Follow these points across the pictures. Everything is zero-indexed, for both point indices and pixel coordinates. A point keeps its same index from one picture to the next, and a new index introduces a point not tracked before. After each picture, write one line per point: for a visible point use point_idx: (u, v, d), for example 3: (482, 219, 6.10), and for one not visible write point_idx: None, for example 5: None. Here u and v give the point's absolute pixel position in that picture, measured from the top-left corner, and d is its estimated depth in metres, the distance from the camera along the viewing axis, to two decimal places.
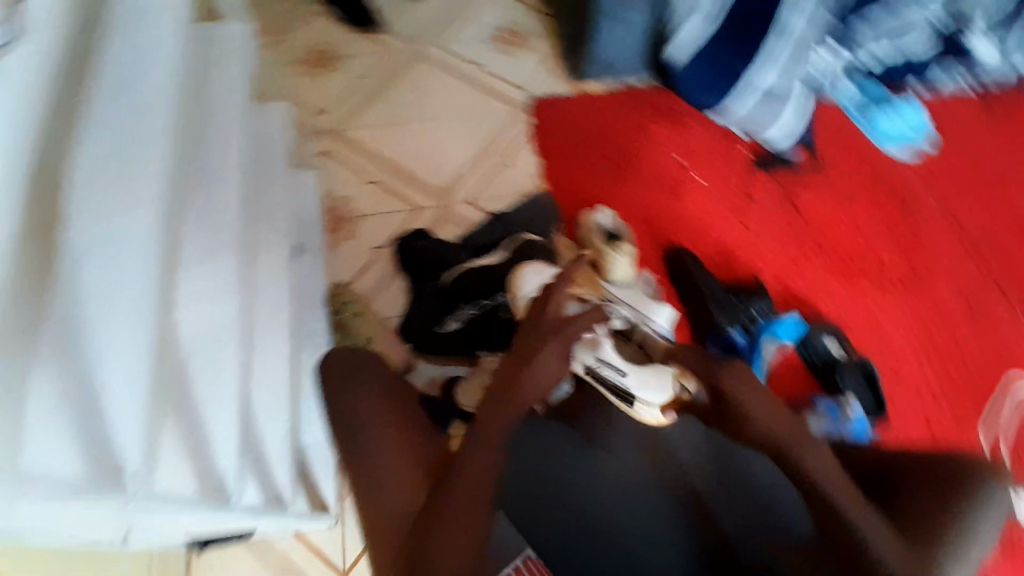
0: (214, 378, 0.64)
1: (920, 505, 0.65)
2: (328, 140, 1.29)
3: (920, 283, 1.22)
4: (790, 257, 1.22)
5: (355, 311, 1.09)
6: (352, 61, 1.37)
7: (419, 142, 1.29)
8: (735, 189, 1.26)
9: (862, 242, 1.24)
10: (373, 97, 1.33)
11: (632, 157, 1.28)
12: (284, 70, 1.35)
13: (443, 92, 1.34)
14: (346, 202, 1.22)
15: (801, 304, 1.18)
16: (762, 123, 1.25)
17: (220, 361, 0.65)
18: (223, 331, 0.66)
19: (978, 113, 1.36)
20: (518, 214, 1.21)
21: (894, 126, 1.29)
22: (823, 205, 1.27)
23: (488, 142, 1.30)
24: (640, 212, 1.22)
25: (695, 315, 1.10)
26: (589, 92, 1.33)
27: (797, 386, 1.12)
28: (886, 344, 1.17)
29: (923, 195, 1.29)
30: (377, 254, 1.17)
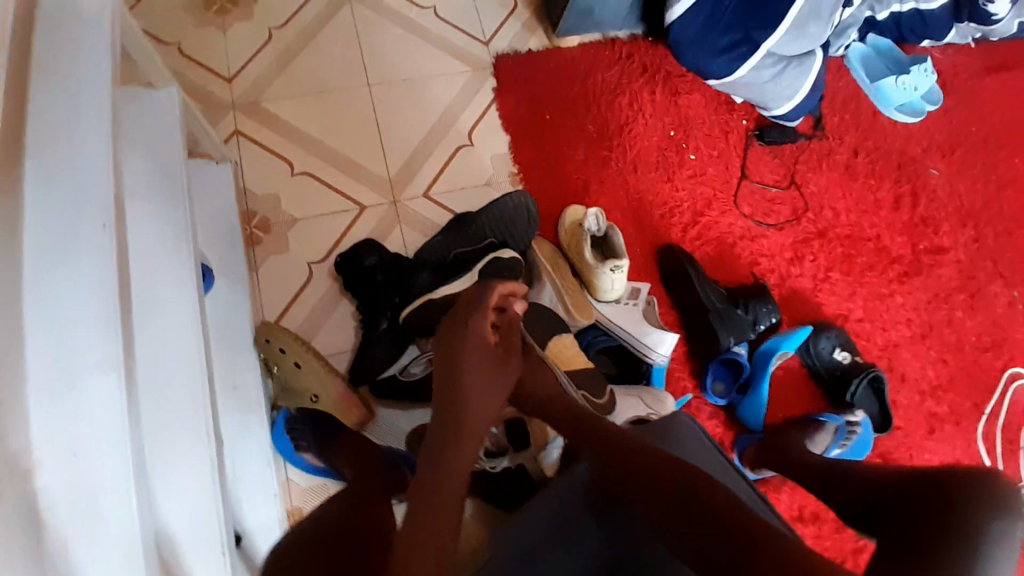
0: (98, 534, 0.44)
1: (966, 505, 0.55)
2: (239, 116, 1.00)
3: (920, 270, 1.10)
4: (796, 248, 1.07)
5: (291, 360, 0.81)
6: (264, 6, 1.06)
7: (357, 115, 1.02)
8: (731, 167, 1.09)
9: (865, 225, 1.11)
10: (293, 56, 1.04)
11: (618, 129, 1.08)
12: (176, 19, 1.03)
13: (384, 51, 1.07)
14: (270, 203, 0.96)
15: (804, 303, 1.04)
16: (769, 95, 1.05)
17: (109, 514, 0.44)
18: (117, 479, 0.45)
19: (970, 80, 1.21)
20: (483, 217, 0.90)
21: (900, 87, 1.14)
22: (825, 183, 1.12)
23: (439, 117, 1.04)
24: (624, 204, 1.04)
25: (694, 332, 0.96)
26: (561, 50, 1.10)
27: (799, 399, 0.98)
28: (891, 339, 1.06)
29: (917, 169, 1.15)
30: (315, 271, 0.93)
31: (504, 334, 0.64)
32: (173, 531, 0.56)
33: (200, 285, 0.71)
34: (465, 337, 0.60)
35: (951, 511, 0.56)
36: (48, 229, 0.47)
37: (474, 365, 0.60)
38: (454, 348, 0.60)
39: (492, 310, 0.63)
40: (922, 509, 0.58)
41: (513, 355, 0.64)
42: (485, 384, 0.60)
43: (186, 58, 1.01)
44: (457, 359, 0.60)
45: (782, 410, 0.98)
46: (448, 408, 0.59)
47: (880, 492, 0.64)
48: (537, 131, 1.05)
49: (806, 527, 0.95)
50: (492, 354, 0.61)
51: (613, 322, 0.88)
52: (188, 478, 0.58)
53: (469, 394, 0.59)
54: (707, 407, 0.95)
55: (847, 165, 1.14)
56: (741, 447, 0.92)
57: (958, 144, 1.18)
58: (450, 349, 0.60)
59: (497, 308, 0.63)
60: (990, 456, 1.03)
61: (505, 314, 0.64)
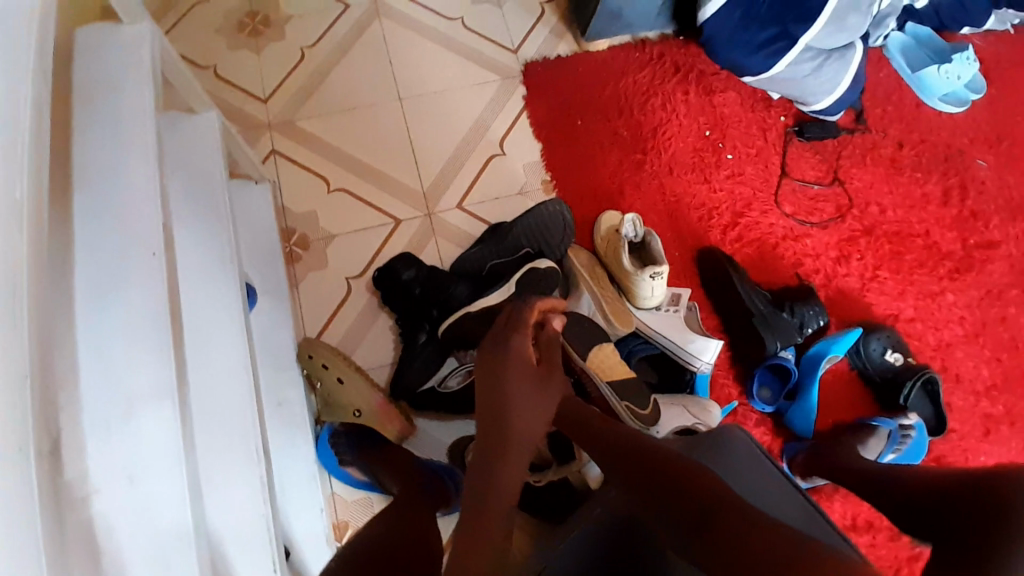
0: (159, 560, 0.44)
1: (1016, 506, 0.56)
2: (276, 134, 1.02)
3: (972, 265, 1.05)
4: (842, 247, 1.03)
5: (334, 375, 0.83)
6: (296, 25, 1.08)
7: (391, 129, 1.03)
8: (771, 165, 1.06)
9: (913, 220, 1.07)
10: (326, 73, 1.06)
11: (651, 131, 1.06)
12: (212, 43, 1.06)
13: (414, 64, 1.07)
14: (309, 219, 0.97)
15: (852, 303, 1.00)
16: (808, 89, 1.02)
17: (168, 539, 0.45)
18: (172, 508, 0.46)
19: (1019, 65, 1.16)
20: (518, 228, 0.90)
21: (942, 77, 1.10)
22: (869, 178, 1.08)
23: (471, 127, 1.04)
24: (661, 207, 1.02)
25: (736, 336, 0.94)
26: (591, 53, 1.09)
27: (850, 403, 0.95)
28: (944, 339, 1.01)
29: (965, 160, 1.10)
30: (354, 285, 0.94)
31: (544, 351, 0.63)
32: (225, 548, 0.57)
33: (245, 306, 0.72)
34: (507, 356, 0.60)
35: (1002, 514, 0.56)
36: (100, 255, 0.49)
37: (517, 383, 0.59)
38: (495, 367, 0.59)
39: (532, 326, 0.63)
40: (972, 513, 0.58)
41: (554, 372, 0.63)
42: (528, 403, 0.59)
43: (223, 81, 1.04)
44: (500, 378, 0.59)
45: (832, 416, 0.94)
46: (491, 424, 0.58)
47: (934, 500, 0.63)
48: (569, 137, 1.05)
49: (859, 535, 0.92)
50: (535, 372, 0.60)
51: (655, 330, 0.86)
52: (239, 496, 0.59)
53: (513, 412, 0.58)
54: (754, 414, 0.92)
55: (892, 159, 1.10)
56: (790, 454, 0.89)
57: (1008, 133, 1.12)
58: (493, 368, 0.59)
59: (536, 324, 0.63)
60: None
61: (544, 331, 0.63)
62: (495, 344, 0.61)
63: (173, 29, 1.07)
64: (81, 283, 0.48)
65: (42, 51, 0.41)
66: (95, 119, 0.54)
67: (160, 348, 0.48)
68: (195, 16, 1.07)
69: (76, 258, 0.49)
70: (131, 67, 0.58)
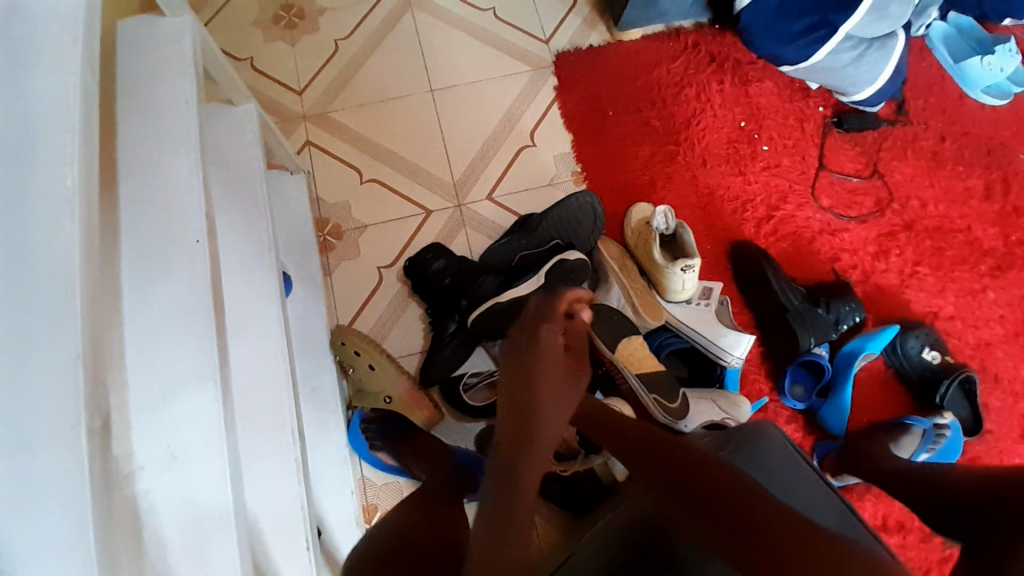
0: (201, 539, 0.46)
1: None
2: (310, 126, 1.03)
3: (1017, 263, 1.01)
4: (880, 242, 1.00)
5: (365, 363, 0.84)
6: (331, 17, 1.09)
7: (422, 120, 1.04)
8: (808, 157, 1.04)
9: (956, 215, 1.03)
10: (359, 64, 1.07)
11: (685, 123, 1.05)
12: (249, 34, 1.08)
13: (445, 54, 1.08)
14: (341, 209, 0.99)
15: (890, 299, 0.98)
16: (849, 78, 0.99)
17: (207, 519, 0.46)
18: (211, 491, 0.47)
19: None
20: (547, 219, 0.90)
21: (986, 68, 1.05)
22: (910, 171, 1.05)
23: (502, 118, 1.05)
24: (694, 200, 1.01)
25: (767, 332, 0.92)
26: (624, 43, 1.08)
27: (886, 401, 0.93)
28: (984, 338, 0.98)
29: (1012, 153, 1.06)
30: (384, 275, 0.96)
31: (575, 343, 0.63)
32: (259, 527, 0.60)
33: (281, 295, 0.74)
34: (539, 352, 0.60)
35: None
36: (146, 241, 0.51)
37: (547, 377, 0.59)
38: (524, 357, 0.60)
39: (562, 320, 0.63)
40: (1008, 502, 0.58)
41: (584, 368, 0.63)
42: (558, 398, 0.59)
43: (259, 73, 1.06)
44: (530, 373, 0.59)
45: (865, 414, 0.92)
46: (519, 417, 0.58)
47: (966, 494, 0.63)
48: (602, 129, 1.04)
49: (889, 536, 0.90)
50: (567, 364, 0.61)
51: (685, 324, 0.86)
52: (274, 476, 0.61)
53: (543, 407, 0.58)
54: (784, 411, 0.90)
55: (934, 151, 1.06)
56: (821, 453, 0.88)
57: None
58: (522, 358, 0.60)
59: (565, 315, 0.63)
60: None
61: (573, 322, 0.63)
62: (525, 336, 0.61)
63: (212, 21, 1.09)
64: (129, 269, 0.50)
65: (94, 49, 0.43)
66: (143, 109, 0.57)
67: (201, 332, 0.49)
68: (232, 8, 1.09)
69: (124, 245, 0.51)
70: (175, 58, 0.60)
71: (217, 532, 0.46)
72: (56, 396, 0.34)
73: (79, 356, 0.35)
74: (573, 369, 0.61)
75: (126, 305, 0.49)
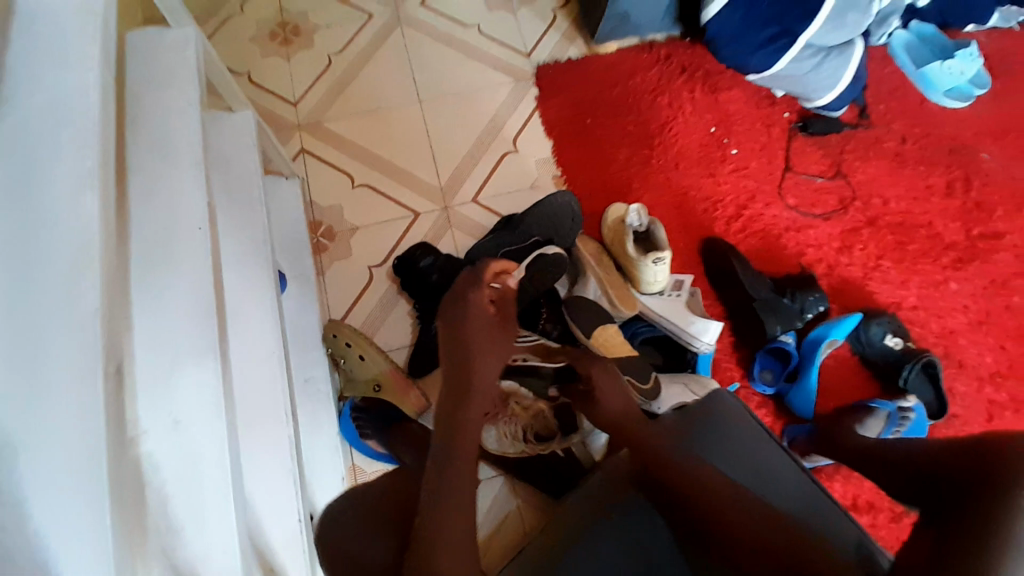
0: (197, 495, 0.50)
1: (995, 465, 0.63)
2: (305, 134, 1.09)
3: (977, 255, 1.07)
4: (845, 237, 1.06)
5: (356, 352, 0.89)
6: (324, 34, 1.16)
7: (410, 129, 1.10)
8: (775, 159, 1.10)
9: (917, 212, 1.09)
10: (351, 77, 1.13)
11: (658, 128, 1.11)
12: (247, 50, 1.15)
13: (432, 67, 1.14)
14: (334, 211, 1.05)
15: (856, 291, 1.03)
16: (811, 84, 1.06)
17: (207, 476, 0.50)
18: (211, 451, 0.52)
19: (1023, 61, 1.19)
20: (528, 218, 0.95)
21: (946, 72, 1.13)
22: (873, 171, 1.11)
23: (486, 126, 1.11)
24: (668, 200, 1.07)
25: (738, 322, 0.98)
26: (600, 55, 1.15)
27: (853, 387, 0.98)
28: (947, 327, 1.04)
29: (970, 152, 1.13)
30: (375, 274, 1.01)
31: (501, 303, 0.75)
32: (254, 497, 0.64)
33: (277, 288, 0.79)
34: (468, 311, 0.73)
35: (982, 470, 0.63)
36: (153, 227, 0.56)
37: (477, 332, 0.72)
38: (457, 324, 0.73)
39: (488, 285, 0.76)
40: (960, 472, 0.65)
41: (511, 321, 0.75)
42: (488, 348, 0.71)
43: (256, 86, 1.12)
44: (461, 329, 0.72)
45: (833, 399, 0.97)
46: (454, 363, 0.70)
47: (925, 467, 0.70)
48: (581, 136, 1.10)
49: (860, 516, 0.94)
50: (492, 320, 0.73)
51: (659, 313, 0.91)
52: (270, 450, 0.66)
53: (475, 359, 0.70)
54: (756, 396, 0.96)
55: (896, 152, 1.12)
56: (791, 436, 0.92)
57: (1012, 127, 1.14)
58: (455, 325, 0.73)
59: (491, 283, 0.76)
60: None
61: (499, 288, 0.76)
62: (457, 299, 0.75)
63: (212, 38, 1.16)
64: (137, 253, 0.55)
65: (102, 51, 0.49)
66: (153, 112, 0.63)
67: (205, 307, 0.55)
68: (231, 26, 1.16)
69: (133, 231, 0.56)
70: (181, 67, 0.66)
71: (214, 489, 0.50)
72: (77, 340, 0.39)
73: (97, 312, 0.39)
74: (502, 326, 0.73)
75: (134, 283, 0.54)
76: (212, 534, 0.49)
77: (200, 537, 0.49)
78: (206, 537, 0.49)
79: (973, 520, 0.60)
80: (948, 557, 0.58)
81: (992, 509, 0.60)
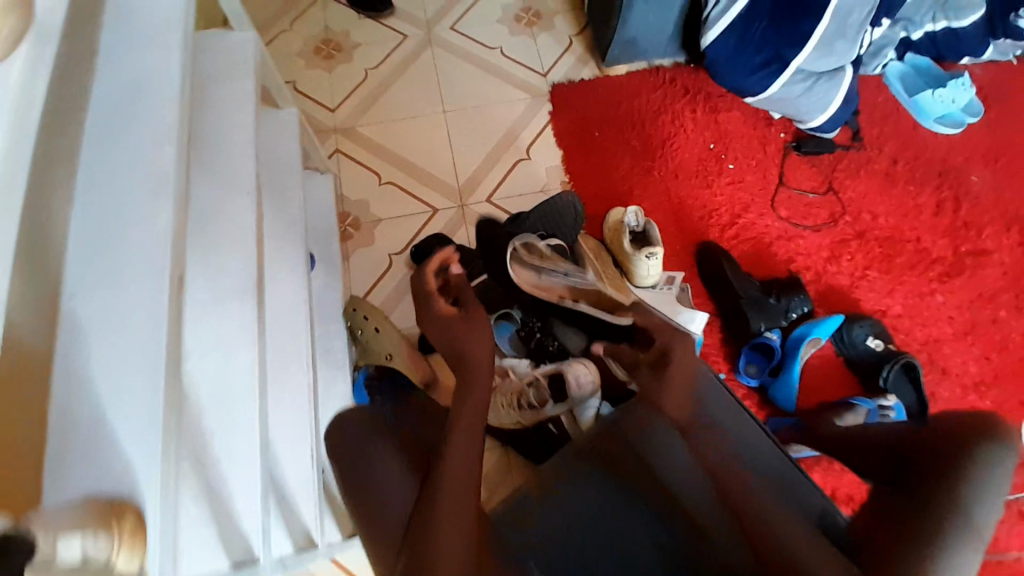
0: (231, 408, 0.60)
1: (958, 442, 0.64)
2: (339, 137, 1.22)
3: (963, 270, 1.13)
4: (833, 248, 1.13)
5: (373, 326, 0.97)
6: (363, 51, 1.30)
7: (435, 136, 1.22)
8: (769, 175, 1.18)
9: (905, 227, 1.15)
10: (384, 89, 1.26)
11: (660, 143, 1.21)
12: (294, 63, 1.29)
13: (457, 82, 1.27)
14: (361, 205, 1.16)
15: (842, 297, 1.10)
16: (804, 107, 1.15)
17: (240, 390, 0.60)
18: (245, 372, 0.62)
19: (1014, 93, 1.25)
20: (534, 214, 1.04)
21: (938, 100, 1.21)
22: (863, 189, 1.18)
23: (502, 135, 1.22)
24: (667, 207, 1.16)
25: (728, 319, 1.04)
26: (610, 76, 1.26)
27: (836, 386, 1.03)
28: (932, 335, 1.09)
29: (959, 175, 1.19)
30: (394, 261, 1.11)
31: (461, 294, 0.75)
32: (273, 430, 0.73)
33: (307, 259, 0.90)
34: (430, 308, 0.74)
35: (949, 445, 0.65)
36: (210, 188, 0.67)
37: (445, 327, 0.72)
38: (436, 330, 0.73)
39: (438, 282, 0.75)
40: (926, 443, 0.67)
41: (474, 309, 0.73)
42: (466, 337, 0.70)
43: (299, 93, 1.26)
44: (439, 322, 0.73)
45: (816, 396, 1.02)
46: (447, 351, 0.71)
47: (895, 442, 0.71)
48: (588, 147, 1.20)
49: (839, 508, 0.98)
50: (454, 316, 0.72)
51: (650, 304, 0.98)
52: (292, 392, 0.75)
53: (464, 348, 0.70)
54: (741, 388, 1.02)
55: (887, 173, 1.20)
56: (773, 426, 0.97)
57: (1002, 153, 1.21)
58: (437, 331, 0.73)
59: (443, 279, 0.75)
60: None
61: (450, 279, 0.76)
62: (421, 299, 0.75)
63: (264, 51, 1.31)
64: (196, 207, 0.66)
65: (184, 38, 0.61)
66: (217, 100, 0.75)
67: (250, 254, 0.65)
68: (281, 41, 1.31)
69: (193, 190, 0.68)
70: (242, 64, 0.79)
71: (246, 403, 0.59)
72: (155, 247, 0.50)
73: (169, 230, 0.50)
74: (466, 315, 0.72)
75: None
76: (241, 438, 0.60)
77: (232, 439, 0.60)
78: (239, 439, 0.60)
79: (923, 486, 0.62)
80: (905, 518, 0.60)
81: (944, 471, 0.62)
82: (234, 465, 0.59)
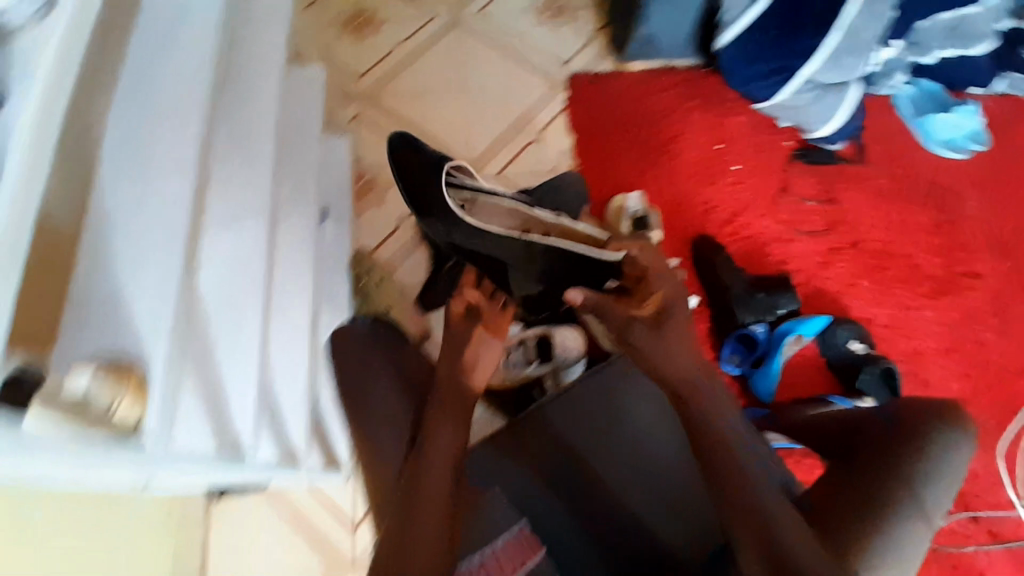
0: (234, 319, 0.63)
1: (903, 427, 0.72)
2: (362, 103, 1.27)
3: (952, 289, 1.16)
4: (827, 255, 1.16)
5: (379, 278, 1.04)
6: (393, 25, 1.35)
7: (454, 111, 1.27)
8: (773, 179, 1.22)
9: (900, 243, 1.19)
10: (409, 63, 1.31)
11: (670, 139, 1.25)
12: (325, 29, 1.34)
13: (480, 63, 1.31)
14: (376, 169, 1.21)
15: (830, 301, 1.13)
16: (810, 116, 1.19)
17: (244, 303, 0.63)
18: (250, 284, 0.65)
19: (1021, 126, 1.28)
20: (540, 190, 1.08)
21: (942, 125, 1.24)
22: (863, 202, 1.21)
23: (519, 117, 1.26)
24: (670, 199, 1.20)
25: (717, 310, 1.08)
26: (628, 71, 1.30)
27: (812, 385, 1.07)
28: (915, 348, 1.12)
29: (958, 198, 1.22)
30: (402, 223, 1.16)
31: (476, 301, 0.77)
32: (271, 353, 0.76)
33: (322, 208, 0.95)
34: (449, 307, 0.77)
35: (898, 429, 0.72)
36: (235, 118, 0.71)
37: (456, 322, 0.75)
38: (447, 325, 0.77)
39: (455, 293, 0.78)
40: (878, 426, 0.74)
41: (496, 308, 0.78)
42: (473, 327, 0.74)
43: (328, 59, 1.31)
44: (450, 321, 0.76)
45: (791, 392, 1.06)
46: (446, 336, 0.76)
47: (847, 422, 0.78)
48: (600, 135, 1.25)
49: None
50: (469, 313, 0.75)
51: None
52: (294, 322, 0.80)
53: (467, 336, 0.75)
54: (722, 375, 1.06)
55: (888, 189, 1.23)
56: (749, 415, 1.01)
57: (1002, 182, 1.24)
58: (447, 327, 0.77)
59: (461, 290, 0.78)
60: (1007, 472, 1.05)
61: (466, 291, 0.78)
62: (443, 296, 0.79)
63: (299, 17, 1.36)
64: None
65: None
66: None
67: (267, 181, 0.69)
68: (315, 8, 1.36)
69: None
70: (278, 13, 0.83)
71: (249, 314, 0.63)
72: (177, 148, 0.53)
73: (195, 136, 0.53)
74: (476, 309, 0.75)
75: None
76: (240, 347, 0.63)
77: (231, 345, 0.62)
78: (236, 347, 0.63)
79: (883, 470, 0.69)
80: (853, 485, 0.68)
81: (907, 468, 0.68)
82: (230, 369, 0.63)
